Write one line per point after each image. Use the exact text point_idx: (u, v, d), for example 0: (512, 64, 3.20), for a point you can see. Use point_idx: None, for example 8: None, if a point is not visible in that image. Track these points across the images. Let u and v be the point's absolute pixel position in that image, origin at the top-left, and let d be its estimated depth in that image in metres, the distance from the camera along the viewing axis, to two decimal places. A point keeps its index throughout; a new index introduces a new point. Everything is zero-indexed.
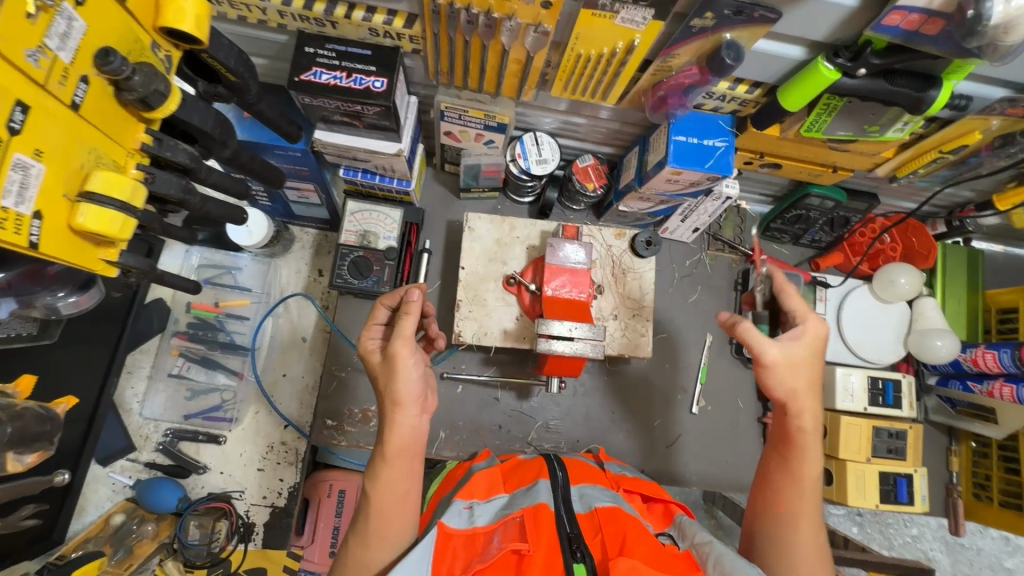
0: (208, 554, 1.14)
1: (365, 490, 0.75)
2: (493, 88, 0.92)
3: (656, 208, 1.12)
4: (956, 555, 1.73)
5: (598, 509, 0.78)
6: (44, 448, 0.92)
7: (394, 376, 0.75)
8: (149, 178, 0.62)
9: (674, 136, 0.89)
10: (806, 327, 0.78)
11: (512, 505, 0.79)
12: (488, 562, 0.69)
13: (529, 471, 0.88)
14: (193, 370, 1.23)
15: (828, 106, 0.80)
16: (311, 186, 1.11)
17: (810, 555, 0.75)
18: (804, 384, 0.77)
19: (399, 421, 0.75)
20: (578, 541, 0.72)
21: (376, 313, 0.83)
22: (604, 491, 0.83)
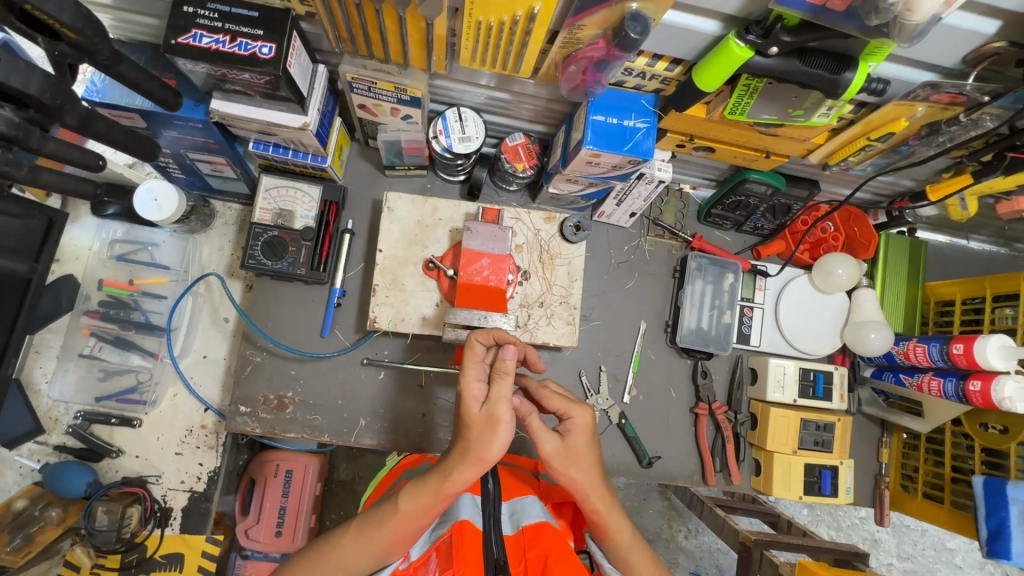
0: (119, 539, 1.11)
1: (396, 505, 0.75)
2: (401, 58, 0.85)
3: (587, 191, 1.06)
4: (901, 536, 1.79)
5: (525, 527, 0.77)
6: None
7: (487, 437, 0.71)
8: None
9: (592, 115, 0.83)
10: (572, 420, 0.78)
11: (442, 527, 0.80)
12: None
13: None
14: (105, 351, 1.17)
15: (749, 87, 0.75)
16: (222, 160, 1.04)
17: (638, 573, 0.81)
18: (588, 476, 0.78)
19: (460, 471, 0.71)
20: (503, 568, 0.71)
21: (472, 355, 0.75)
22: (535, 505, 0.82)
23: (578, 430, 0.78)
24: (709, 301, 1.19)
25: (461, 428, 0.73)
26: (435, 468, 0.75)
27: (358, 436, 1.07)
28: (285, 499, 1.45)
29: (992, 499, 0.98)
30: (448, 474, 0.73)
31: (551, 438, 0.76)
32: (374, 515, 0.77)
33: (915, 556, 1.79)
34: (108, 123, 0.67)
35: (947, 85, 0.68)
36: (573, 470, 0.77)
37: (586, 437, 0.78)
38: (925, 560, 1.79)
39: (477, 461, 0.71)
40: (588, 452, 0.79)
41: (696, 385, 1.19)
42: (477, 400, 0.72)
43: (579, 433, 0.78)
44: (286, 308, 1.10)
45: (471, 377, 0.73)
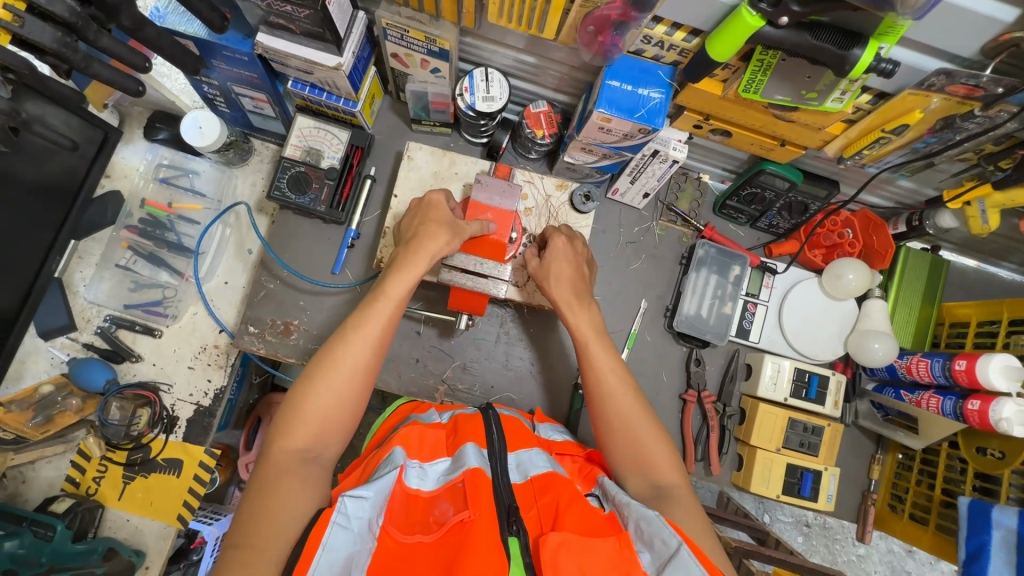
0: (127, 435, 1.21)
1: (361, 321, 0.85)
2: (433, 9, 0.90)
3: (601, 163, 1.08)
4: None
5: (534, 476, 0.79)
6: None
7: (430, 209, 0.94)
8: (18, 23, 0.57)
9: (606, 81, 0.86)
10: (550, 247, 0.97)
11: (453, 468, 0.78)
12: (435, 535, 0.70)
13: (465, 427, 0.86)
14: (139, 264, 1.28)
15: (762, 62, 0.76)
16: (263, 96, 1.12)
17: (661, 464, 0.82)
18: (562, 287, 0.95)
19: (413, 266, 0.88)
20: (516, 514, 0.71)
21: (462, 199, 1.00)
22: (541, 457, 0.83)
23: (561, 258, 0.97)
24: (711, 291, 1.19)
25: (420, 222, 0.94)
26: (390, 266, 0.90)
27: None
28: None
29: (975, 520, 0.94)
30: (399, 266, 0.88)
31: (536, 260, 0.99)
32: (357, 322, 0.84)
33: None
34: (157, 30, 0.73)
35: (961, 74, 0.67)
36: (549, 283, 0.95)
37: (568, 265, 0.96)
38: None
39: (426, 252, 0.89)
40: (562, 261, 0.97)
41: (688, 372, 1.19)
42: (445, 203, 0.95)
43: (559, 255, 0.97)
44: (303, 242, 1.16)
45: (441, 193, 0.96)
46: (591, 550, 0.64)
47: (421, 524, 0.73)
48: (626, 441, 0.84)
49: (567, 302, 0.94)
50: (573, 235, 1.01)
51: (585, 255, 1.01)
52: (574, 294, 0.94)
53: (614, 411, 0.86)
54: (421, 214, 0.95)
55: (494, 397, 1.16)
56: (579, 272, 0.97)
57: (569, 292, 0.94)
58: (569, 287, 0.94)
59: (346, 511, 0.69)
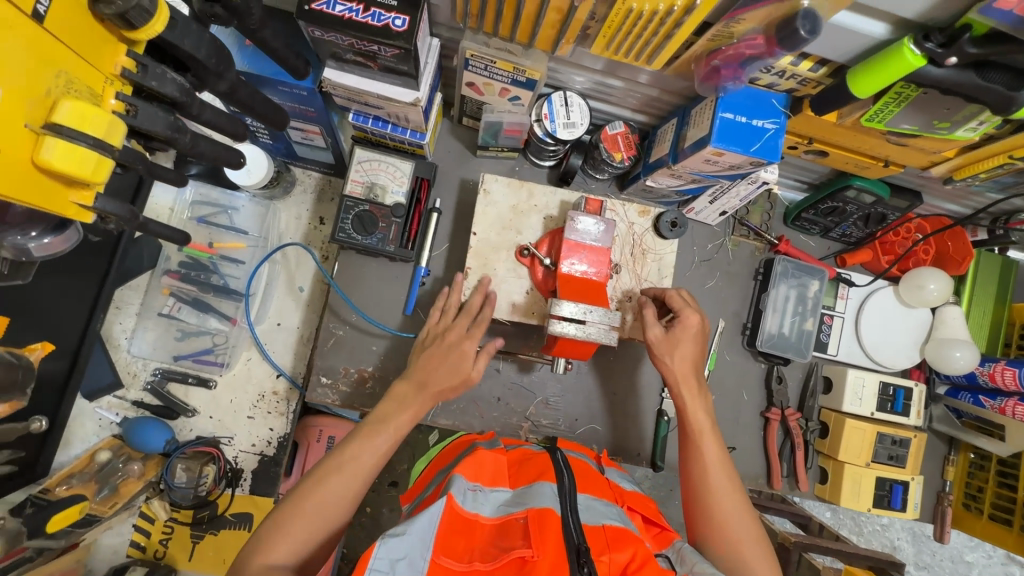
0: (195, 496, 1.14)
1: (373, 436, 0.78)
2: (525, 38, 0.82)
3: (685, 187, 1.04)
4: (920, 545, 1.77)
5: (607, 526, 0.76)
6: (17, 399, 0.90)
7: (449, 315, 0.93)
8: (131, 110, 0.56)
9: (721, 112, 0.80)
10: (683, 319, 0.91)
11: (518, 504, 0.78)
12: (493, 565, 0.67)
13: (535, 468, 0.87)
14: (184, 311, 1.19)
15: (900, 95, 0.72)
16: (316, 128, 1.03)
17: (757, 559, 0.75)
18: (685, 366, 0.89)
19: (414, 402, 0.83)
20: (586, 553, 0.69)
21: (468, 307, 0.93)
22: (610, 508, 0.81)
23: (689, 334, 0.91)
24: (791, 307, 1.17)
25: (429, 360, 0.87)
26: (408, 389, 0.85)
27: (434, 415, 1.09)
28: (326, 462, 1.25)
29: None
30: (404, 401, 0.83)
31: (658, 327, 0.91)
32: (382, 421, 0.80)
33: (932, 565, 1.78)
34: (249, 90, 0.65)
35: None
36: (671, 358, 0.89)
37: (693, 344, 0.91)
38: (941, 570, 1.77)
39: (426, 400, 0.84)
40: (688, 341, 0.91)
41: (769, 390, 1.18)
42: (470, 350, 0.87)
43: (689, 332, 0.91)
44: (368, 283, 1.09)
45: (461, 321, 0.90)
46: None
47: (471, 551, 0.70)
48: (724, 541, 0.77)
49: (686, 378, 0.88)
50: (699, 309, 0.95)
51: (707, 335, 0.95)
52: (692, 374, 0.89)
53: (718, 507, 0.79)
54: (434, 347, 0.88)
55: (579, 429, 1.13)
56: (701, 355, 0.91)
57: (690, 376, 0.89)
58: (693, 366, 0.89)
59: (385, 555, 0.67)
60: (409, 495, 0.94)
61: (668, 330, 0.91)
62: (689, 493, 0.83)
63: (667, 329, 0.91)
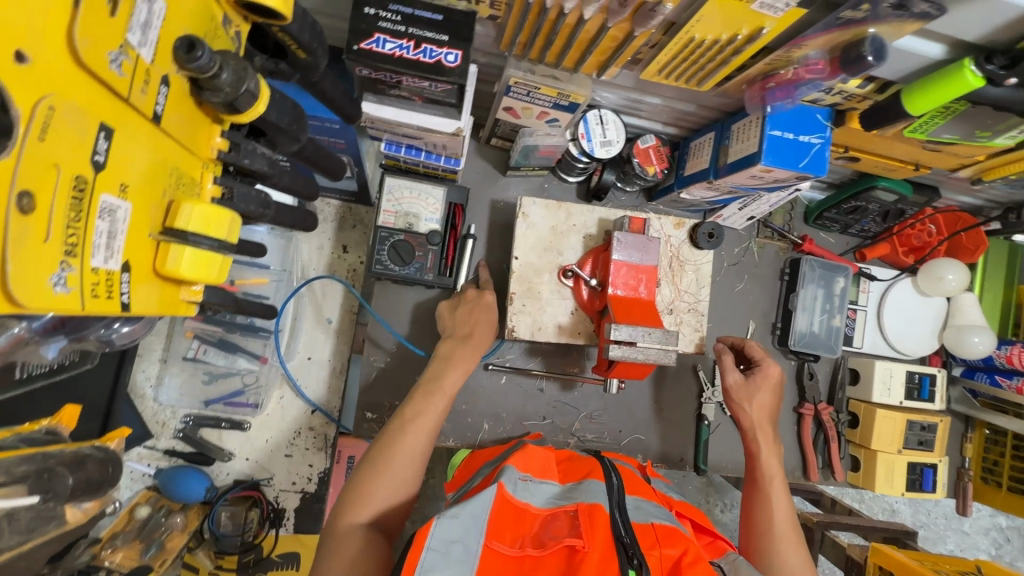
0: (242, 542, 1.12)
1: (439, 386, 0.83)
2: (571, 63, 0.81)
3: (719, 197, 1.04)
4: (918, 506, 1.86)
5: (656, 525, 0.78)
6: (102, 495, 0.77)
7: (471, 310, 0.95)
8: (227, 192, 0.63)
9: (769, 130, 0.81)
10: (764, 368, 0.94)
11: (568, 499, 0.80)
12: (545, 551, 0.68)
13: (583, 471, 0.91)
14: (210, 353, 1.14)
15: (948, 109, 0.73)
16: (345, 158, 0.99)
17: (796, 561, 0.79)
18: (761, 413, 0.92)
19: (460, 362, 0.87)
20: (633, 547, 0.70)
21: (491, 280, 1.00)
22: (657, 508, 0.83)
23: (768, 387, 0.93)
24: (819, 305, 1.20)
25: (468, 314, 0.94)
26: (451, 346, 0.89)
27: (483, 439, 1.09)
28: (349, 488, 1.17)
29: None
30: (452, 359, 0.87)
31: (734, 373, 0.95)
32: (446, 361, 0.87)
33: (929, 524, 1.88)
34: None
35: None
36: (750, 406, 0.92)
37: (770, 393, 0.93)
38: (937, 527, 1.87)
39: (472, 349, 0.89)
40: (766, 393, 0.93)
41: (801, 386, 1.22)
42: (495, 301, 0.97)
43: (766, 384, 0.93)
44: (406, 312, 1.07)
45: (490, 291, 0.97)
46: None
47: (523, 537, 0.70)
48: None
49: (763, 427, 0.91)
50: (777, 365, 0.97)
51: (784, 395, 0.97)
52: (769, 425, 0.92)
53: (779, 559, 0.78)
54: (471, 305, 0.94)
55: (624, 440, 1.14)
56: (775, 409, 0.94)
57: (768, 427, 0.91)
58: (770, 418, 0.92)
59: (441, 535, 0.67)
60: (453, 484, 0.96)
61: (748, 378, 0.94)
62: (749, 535, 0.83)
63: (748, 377, 0.94)
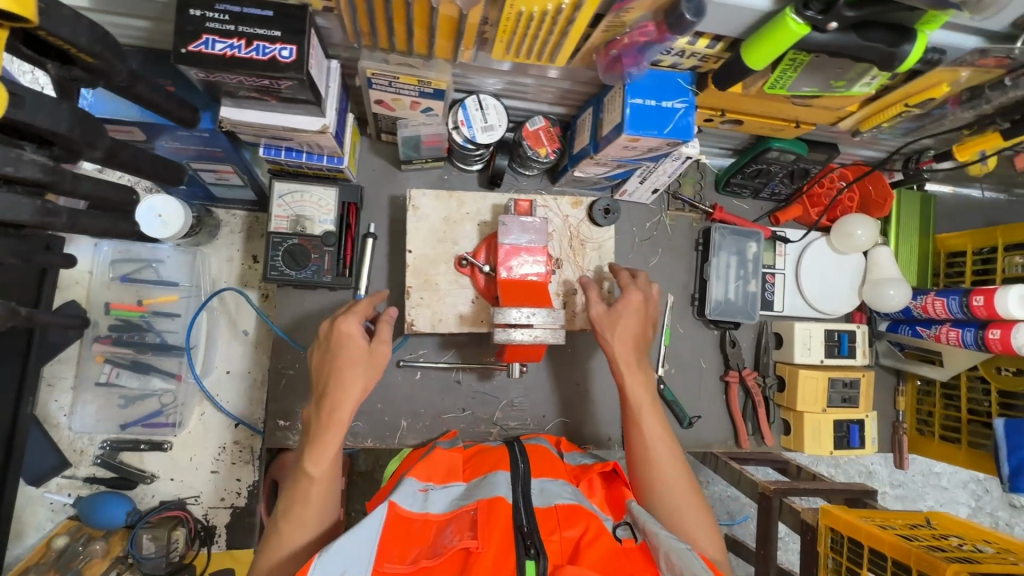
0: (169, 563, 1.09)
1: (306, 472, 0.75)
2: (423, 49, 0.80)
3: (613, 173, 1.04)
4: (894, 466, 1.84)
5: (558, 506, 0.78)
6: None
7: (338, 347, 0.83)
8: None
9: (630, 99, 0.80)
10: (626, 299, 0.93)
11: (469, 497, 0.80)
12: (439, 560, 0.69)
13: (490, 461, 0.90)
14: (123, 376, 1.12)
15: (795, 61, 0.73)
16: (230, 167, 0.98)
17: (676, 483, 0.82)
18: (625, 344, 0.91)
19: (331, 441, 0.77)
20: (532, 536, 0.72)
21: (363, 305, 0.89)
22: (562, 485, 0.83)
23: (630, 313, 0.92)
24: (734, 272, 1.20)
25: (330, 367, 0.81)
26: (318, 423, 0.78)
27: (402, 437, 1.08)
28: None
29: (1012, 439, 1.02)
30: (318, 442, 0.76)
31: (600, 305, 0.93)
32: (313, 451, 0.76)
33: (908, 483, 1.85)
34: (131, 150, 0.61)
35: (997, 50, 0.67)
36: (611, 335, 0.91)
37: (633, 321, 0.92)
38: (916, 486, 1.84)
39: (337, 412, 0.78)
40: (631, 315, 0.93)
41: (725, 354, 1.21)
42: (360, 334, 0.84)
43: (628, 312, 0.92)
44: (312, 316, 1.07)
45: (349, 319, 0.84)
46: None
47: (414, 552, 0.72)
48: (668, 511, 0.81)
49: (626, 358, 0.90)
50: (648, 288, 0.97)
51: (654, 317, 0.97)
52: (634, 352, 0.91)
53: (660, 480, 0.82)
54: (336, 355, 0.82)
55: (548, 425, 1.14)
56: (643, 333, 0.93)
57: (631, 354, 0.90)
58: (633, 344, 0.91)
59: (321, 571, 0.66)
60: (375, 501, 0.87)
61: (609, 311, 0.93)
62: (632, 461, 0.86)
63: (610, 309, 0.93)
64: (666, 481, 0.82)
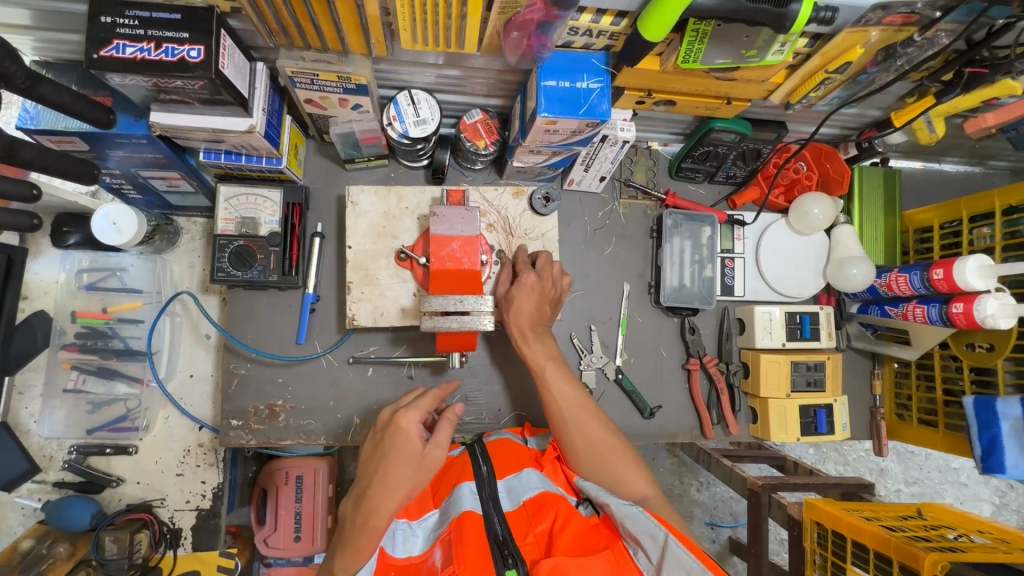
0: (132, 566, 1.10)
1: None
2: (338, 45, 0.82)
3: (552, 161, 1.04)
4: (907, 462, 1.74)
5: (526, 502, 0.77)
6: None
7: (393, 445, 0.81)
8: None
9: (543, 81, 0.81)
10: (520, 279, 0.96)
11: (443, 523, 0.77)
12: None
13: (455, 474, 0.86)
14: (89, 382, 1.16)
15: (697, 32, 0.73)
16: (176, 174, 1.00)
17: (592, 436, 0.88)
18: (523, 319, 0.95)
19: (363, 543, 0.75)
20: (507, 545, 0.70)
21: (427, 399, 0.87)
22: (531, 478, 0.82)
23: (528, 291, 0.95)
24: (688, 257, 1.18)
25: (380, 463, 0.80)
26: (360, 525, 0.76)
27: (355, 434, 1.08)
28: (300, 505, 1.27)
29: (983, 416, 0.98)
30: (351, 548, 0.75)
31: (504, 284, 0.98)
32: (347, 554, 0.75)
33: (923, 479, 1.74)
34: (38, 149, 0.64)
35: (896, 5, 0.66)
36: (510, 313, 0.95)
37: (530, 298, 0.95)
38: (932, 482, 1.74)
39: (377, 524, 0.75)
40: (528, 294, 0.95)
41: (685, 342, 1.19)
42: (416, 431, 0.82)
43: (525, 290, 0.95)
44: (262, 316, 1.09)
45: (408, 415, 0.83)
46: (586, 571, 0.64)
47: None
48: (594, 461, 0.86)
49: (526, 331, 0.94)
50: (547, 267, 0.99)
51: (555, 296, 1.00)
52: (532, 325, 0.95)
53: (579, 433, 0.88)
54: (387, 449, 0.81)
55: (504, 419, 1.12)
56: (541, 309, 0.96)
57: (529, 327, 0.95)
58: (530, 318, 0.95)
59: None
60: None
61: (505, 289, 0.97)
62: (553, 425, 0.90)
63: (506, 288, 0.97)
64: (584, 436, 0.88)
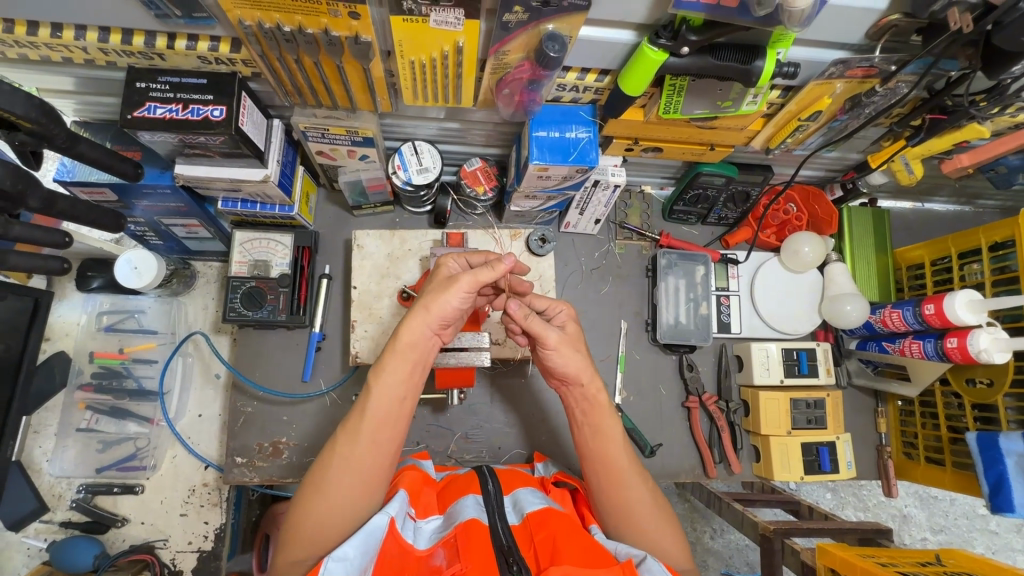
0: None
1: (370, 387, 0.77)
2: (347, 103, 0.89)
3: (547, 205, 1.10)
4: (930, 507, 1.68)
5: (531, 515, 0.77)
6: None
7: (434, 284, 0.82)
8: None
9: (534, 132, 0.88)
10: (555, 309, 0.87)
11: (447, 526, 0.76)
12: None
13: (461, 486, 0.85)
14: (102, 422, 1.19)
15: (675, 86, 0.79)
16: (195, 221, 1.07)
17: (646, 506, 0.80)
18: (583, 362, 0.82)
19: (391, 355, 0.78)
20: (513, 553, 0.70)
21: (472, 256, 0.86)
22: (535, 494, 0.82)
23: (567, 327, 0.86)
24: (684, 295, 1.21)
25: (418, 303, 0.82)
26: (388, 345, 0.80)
27: None
28: None
29: (987, 453, 0.97)
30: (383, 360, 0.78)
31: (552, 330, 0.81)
32: (377, 372, 0.78)
33: (949, 527, 1.67)
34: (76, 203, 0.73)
35: (855, 60, 0.73)
36: (571, 357, 0.82)
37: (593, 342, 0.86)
38: (960, 530, 1.67)
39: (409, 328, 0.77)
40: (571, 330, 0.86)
41: (684, 379, 1.20)
42: (446, 271, 0.82)
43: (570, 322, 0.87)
44: (271, 354, 1.13)
45: (451, 259, 0.84)
46: None
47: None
48: (631, 530, 0.80)
49: (581, 376, 0.82)
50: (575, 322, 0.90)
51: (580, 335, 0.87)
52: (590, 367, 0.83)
53: (626, 504, 0.80)
54: (426, 287, 0.83)
55: (506, 457, 1.13)
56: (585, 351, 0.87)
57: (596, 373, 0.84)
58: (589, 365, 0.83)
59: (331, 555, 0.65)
60: None
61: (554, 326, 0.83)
62: (597, 488, 0.82)
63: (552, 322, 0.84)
64: (631, 515, 0.80)
